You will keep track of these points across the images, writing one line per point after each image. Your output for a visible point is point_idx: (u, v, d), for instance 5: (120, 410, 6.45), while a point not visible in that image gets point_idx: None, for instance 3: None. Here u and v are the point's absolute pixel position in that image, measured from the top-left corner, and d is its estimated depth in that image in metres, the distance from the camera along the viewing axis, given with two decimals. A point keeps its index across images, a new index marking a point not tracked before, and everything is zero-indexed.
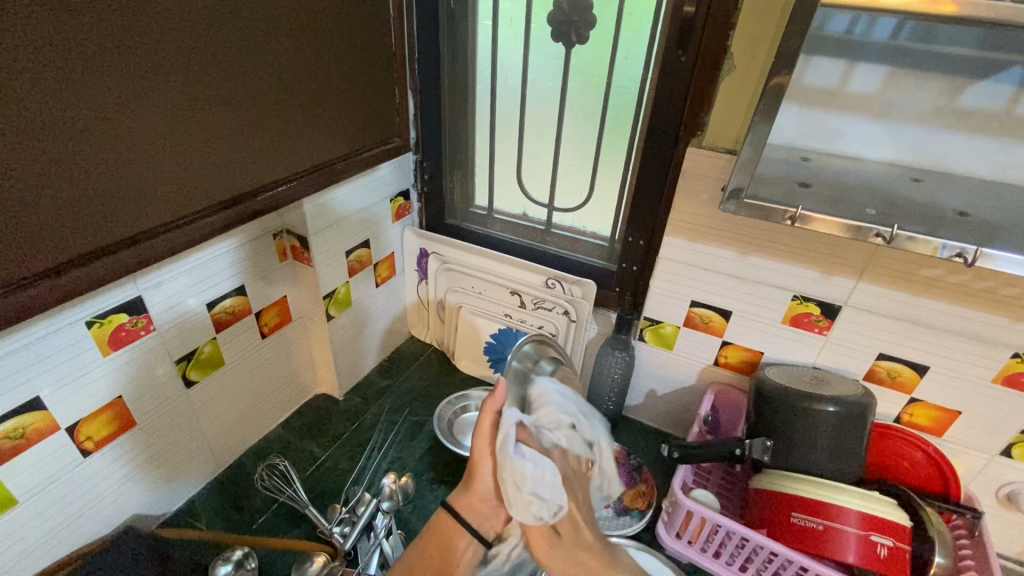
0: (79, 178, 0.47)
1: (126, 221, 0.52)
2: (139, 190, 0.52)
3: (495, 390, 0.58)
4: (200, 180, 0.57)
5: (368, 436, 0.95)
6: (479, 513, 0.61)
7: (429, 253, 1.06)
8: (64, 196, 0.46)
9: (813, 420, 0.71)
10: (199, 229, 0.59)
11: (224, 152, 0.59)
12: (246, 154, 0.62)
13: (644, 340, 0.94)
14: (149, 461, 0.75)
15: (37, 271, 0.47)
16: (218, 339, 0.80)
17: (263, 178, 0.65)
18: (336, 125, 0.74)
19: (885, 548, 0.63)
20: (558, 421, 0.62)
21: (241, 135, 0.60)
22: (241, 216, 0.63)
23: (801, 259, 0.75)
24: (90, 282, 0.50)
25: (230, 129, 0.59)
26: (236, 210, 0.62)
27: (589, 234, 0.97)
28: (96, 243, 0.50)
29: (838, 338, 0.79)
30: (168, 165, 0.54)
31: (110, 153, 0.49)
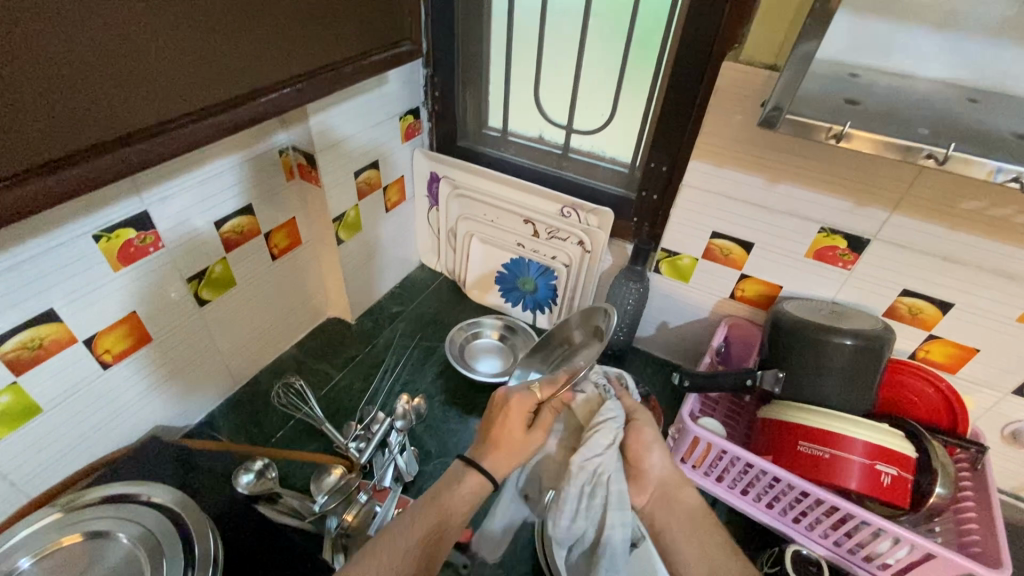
0: (66, 59, 0.42)
1: (122, 114, 0.47)
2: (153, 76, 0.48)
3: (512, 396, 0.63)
4: (200, 73, 0.52)
5: (380, 358, 0.97)
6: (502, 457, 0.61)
7: (440, 177, 1.02)
8: (48, 77, 0.41)
9: (828, 354, 0.70)
10: (204, 129, 0.54)
11: (227, 42, 0.53)
12: (252, 47, 0.56)
13: (660, 272, 0.92)
14: (168, 377, 0.77)
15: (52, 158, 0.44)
16: (229, 259, 0.79)
17: (269, 77, 0.59)
18: (344, 23, 0.67)
19: (888, 477, 0.63)
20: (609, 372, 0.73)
21: (250, 25, 0.54)
22: (249, 118, 0.58)
23: (832, 189, 0.72)
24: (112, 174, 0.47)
25: (237, 16, 0.53)
26: (243, 111, 0.57)
27: (608, 159, 0.93)
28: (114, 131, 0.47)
29: (862, 272, 0.77)
30: (183, 50, 0.49)
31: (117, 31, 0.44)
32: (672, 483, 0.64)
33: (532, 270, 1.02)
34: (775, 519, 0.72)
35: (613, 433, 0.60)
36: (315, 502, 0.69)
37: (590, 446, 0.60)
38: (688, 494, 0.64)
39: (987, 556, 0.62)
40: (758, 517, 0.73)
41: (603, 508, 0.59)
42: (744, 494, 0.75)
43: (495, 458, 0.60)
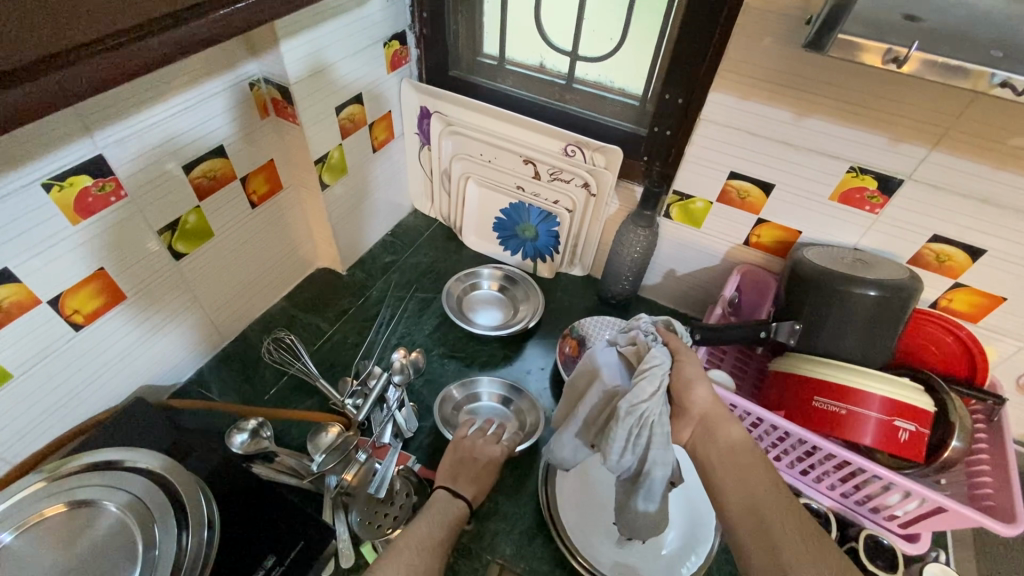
0: None
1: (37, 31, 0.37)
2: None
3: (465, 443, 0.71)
4: None
5: (375, 311, 0.92)
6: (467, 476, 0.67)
7: (431, 112, 0.93)
8: None
9: (849, 305, 0.66)
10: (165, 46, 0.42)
11: None
12: None
13: (670, 217, 0.86)
14: (148, 335, 0.73)
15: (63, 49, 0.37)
16: (203, 208, 0.72)
17: None
18: None
19: (906, 433, 0.61)
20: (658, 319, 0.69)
21: None
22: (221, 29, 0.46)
23: (868, 123, 0.64)
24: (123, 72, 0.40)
25: None
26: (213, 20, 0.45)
27: (617, 91, 0.85)
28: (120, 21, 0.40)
29: (890, 217, 0.71)
30: None
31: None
32: (716, 418, 0.62)
33: (532, 216, 0.96)
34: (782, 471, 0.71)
35: (659, 380, 0.59)
36: (313, 462, 0.67)
37: (635, 392, 0.59)
38: (734, 429, 0.61)
39: (1001, 510, 0.61)
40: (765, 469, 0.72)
41: (648, 443, 0.60)
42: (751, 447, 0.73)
43: (465, 480, 0.67)
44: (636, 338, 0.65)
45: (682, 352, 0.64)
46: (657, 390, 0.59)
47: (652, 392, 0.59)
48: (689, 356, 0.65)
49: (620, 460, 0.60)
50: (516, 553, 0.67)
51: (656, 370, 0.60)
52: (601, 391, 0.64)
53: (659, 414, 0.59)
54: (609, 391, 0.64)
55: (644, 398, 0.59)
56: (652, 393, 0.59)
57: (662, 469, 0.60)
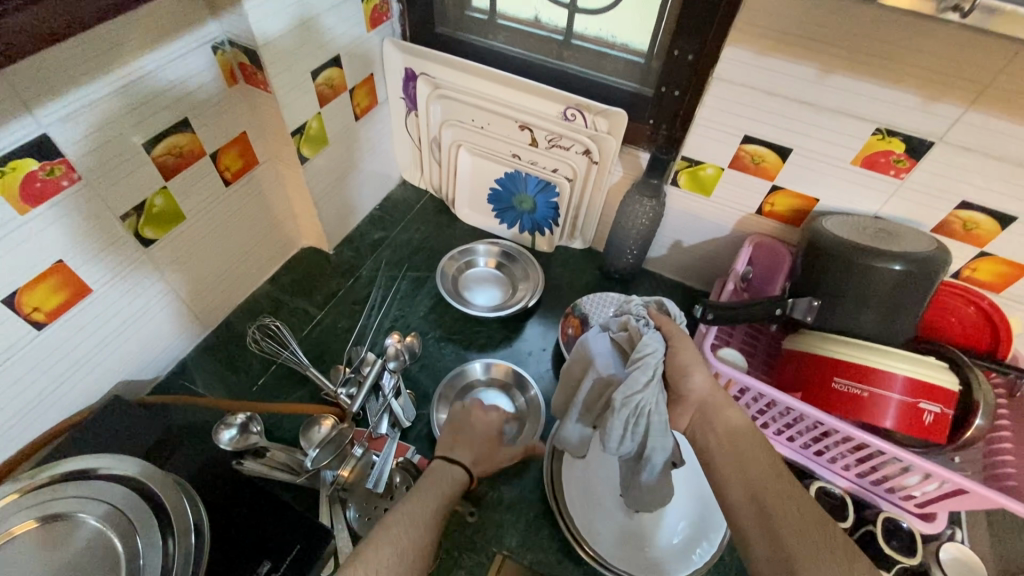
0: None
1: None
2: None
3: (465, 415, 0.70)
4: None
5: (365, 293, 0.87)
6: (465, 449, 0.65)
7: (417, 74, 0.85)
8: None
9: (873, 280, 0.61)
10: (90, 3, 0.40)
11: None
12: None
13: (678, 185, 0.80)
14: (122, 328, 0.68)
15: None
16: (170, 189, 0.66)
17: None
18: None
19: (930, 415, 0.58)
20: (648, 301, 0.66)
21: None
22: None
23: (900, 80, 0.58)
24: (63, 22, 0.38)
25: None
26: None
27: (619, 47, 0.77)
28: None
29: (916, 183, 0.66)
30: None
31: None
32: (714, 402, 0.59)
33: (529, 186, 0.90)
34: (795, 452, 0.69)
35: (653, 368, 0.56)
36: (307, 458, 0.63)
37: (628, 382, 0.56)
38: (733, 413, 0.58)
39: None
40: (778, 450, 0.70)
41: (647, 431, 0.57)
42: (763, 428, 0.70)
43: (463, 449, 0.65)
44: (628, 323, 0.62)
45: (678, 337, 0.61)
46: (652, 377, 0.56)
47: (646, 380, 0.56)
48: (684, 340, 0.61)
49: (620, 448, 0.58)
50: (522, 544, 0.65)
51: (650, 356, 0.57)
52: (595, 380, 0.61)
53: (656, 403, 0.56)
54: (603, 379, 0.61)
55: (639, 386, 0.55)
56: (646, 382, 0.56)
57: (662, 454, 0.58)
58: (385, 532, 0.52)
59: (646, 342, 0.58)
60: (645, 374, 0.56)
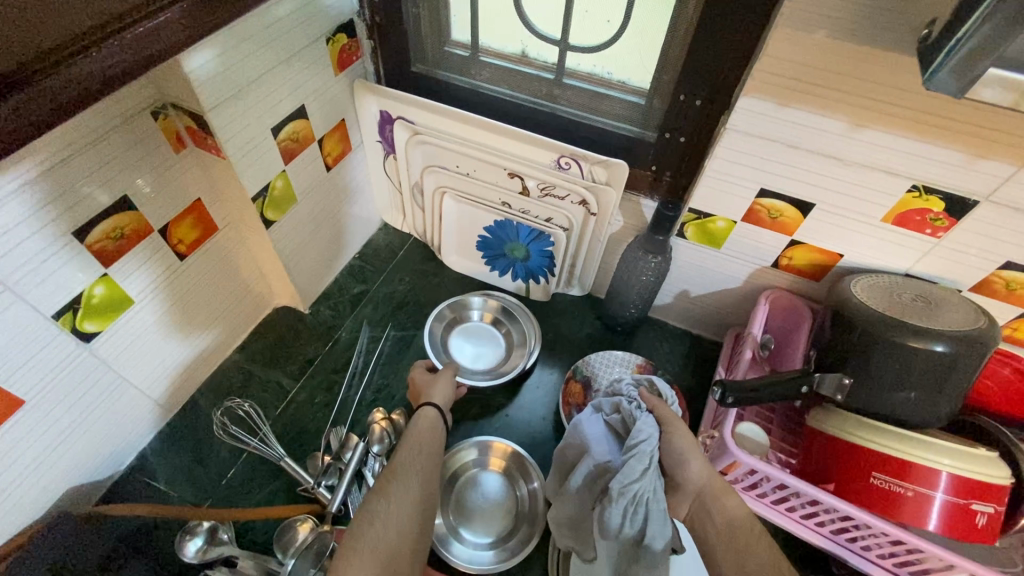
0: None
1: None
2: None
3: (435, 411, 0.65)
4: None
5: (346, 359, 0.80)
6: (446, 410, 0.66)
7: (393, 118, 0.77)
8: None
9: (912, 360, 0.55)
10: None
11: None
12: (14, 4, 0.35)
13: (685, 236, 0.73)
14: (67, 431, 0.60)
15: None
16: (112, 275, 0.58)
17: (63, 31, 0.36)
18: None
19: (982, 516, 0.52)
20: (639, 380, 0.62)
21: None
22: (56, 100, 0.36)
23: (943, 136, 0.51)
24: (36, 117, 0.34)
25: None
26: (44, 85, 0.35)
27: (617, 86, 0.69)
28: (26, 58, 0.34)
29: (955, 241, 0.59)
30: None
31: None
32: (713, 488, 0.51)
33: (521, 234, 0.82)
34: (825, 538, 0.62)
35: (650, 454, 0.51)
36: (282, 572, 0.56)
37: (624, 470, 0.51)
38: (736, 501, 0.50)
39: None
40: (806, 535, 0.63)
41: (647, 517, 0.51)
42: (789, 511, 0.63)
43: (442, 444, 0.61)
44: (620, 406, 0.58)
45: (673, 421, 0.55)
46: (646, 469, 0.51)
47: (641, 471, 0.51)
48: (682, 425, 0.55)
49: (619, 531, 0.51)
50: None
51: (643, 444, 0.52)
52: (590, 468, 0.55)
53: (655, 491, 0.50)
54: (597, 469, 0.55)
55: (634, 481, 0.50)
56: (641, 474, 0.51)
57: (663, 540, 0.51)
58: (389, 482, 0.52)
59: (636, 428, 0.53)
60: (638, 467, 0.51)
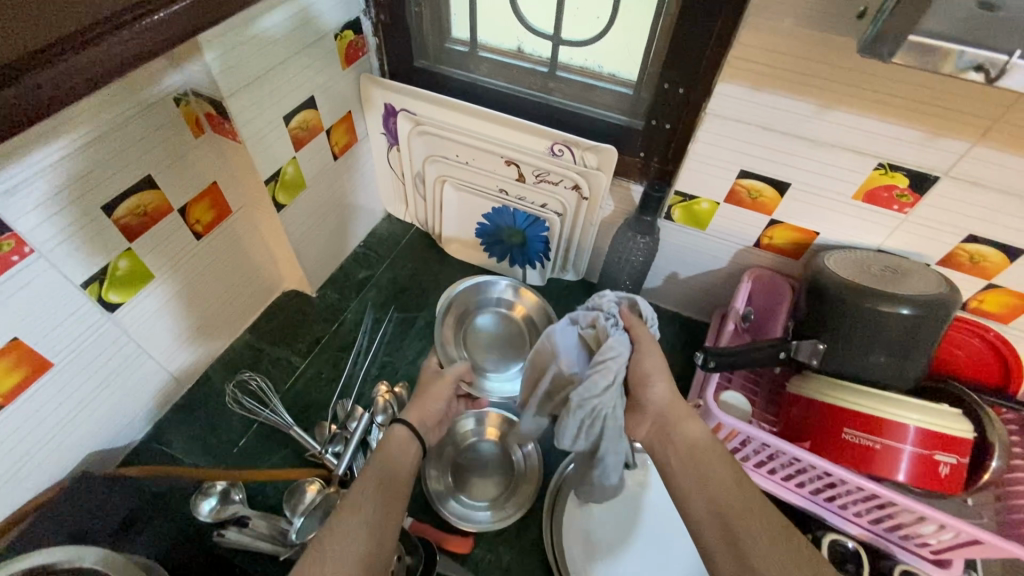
0: None
1: None
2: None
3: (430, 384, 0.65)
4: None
5: (351, 338, 0.84)
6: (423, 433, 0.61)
7: (397, 110, 0.81)
8: None
9: (881, 323, 0.59)
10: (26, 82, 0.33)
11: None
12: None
13: (672, 219, 0.77)
14: (91, 396, 0.64)
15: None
16: (136, 249, 0.62)
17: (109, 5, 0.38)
18: None
19: (947, 466, 0.55)
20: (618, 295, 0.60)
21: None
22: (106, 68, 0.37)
23: (904, 115, 0.55)
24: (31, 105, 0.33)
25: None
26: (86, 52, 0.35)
27: (607, 78, 0.74)
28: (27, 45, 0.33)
29: (921, 217, 0.63)
30: None
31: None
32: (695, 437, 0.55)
33: (518, 220, 0.86)
34: (805, 498, 0.66)
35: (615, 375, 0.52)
36: (291, 531, 0.59)
37: (586, 387, 0.52)
38: (695, 428, 0.54)
39: None
40: (787, 497, 0.66)
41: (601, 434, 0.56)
42: (771, 474, 0.67)
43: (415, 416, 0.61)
44: (597, 320, 0.57)
45: (646, 347, 0.56)
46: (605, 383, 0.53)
47: (601, 386, 0.53)
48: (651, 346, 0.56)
49: (572, 445, 0.57)
50: None
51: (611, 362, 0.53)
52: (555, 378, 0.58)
53: (612, 410, 0.54)
54: (563, 377, 0.57)
55: (592, 396, 0.53)
56: (600, 389, 0.53)
57: (615, 454, 0.58)
58: (332, 529, 0.46)
59: (607, 348, 0.53)
60: (599, 384, 0.52)
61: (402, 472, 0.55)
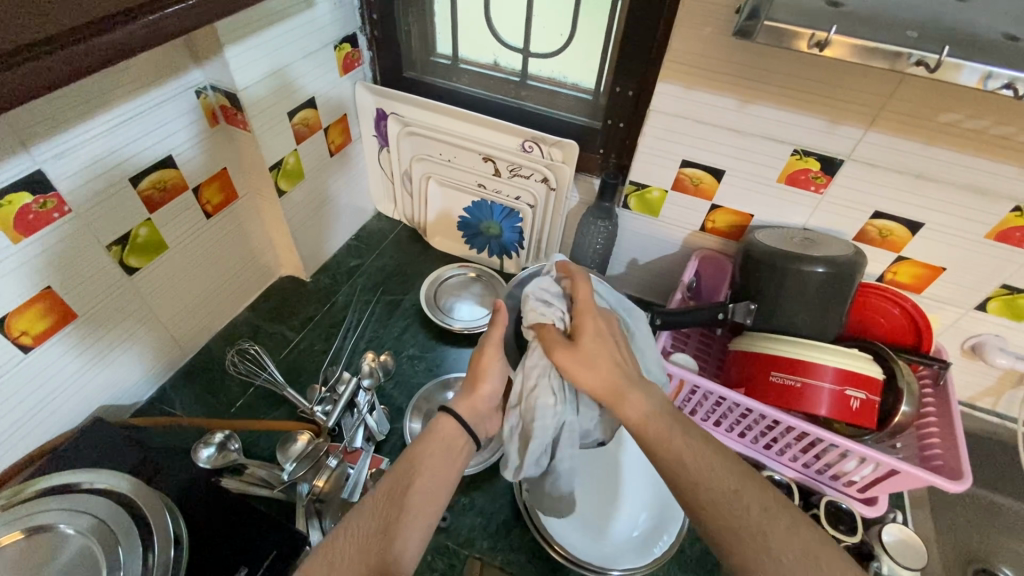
0: None
1: None
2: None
3: (479, 360, 0.63)
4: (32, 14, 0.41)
5: (341, 316, 0.92)
6: (474, 422, 0.61)
7: (388, 114, 0.93)
8: None
9: (802, 283, 0.68)
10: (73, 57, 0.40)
11: None
12: None
13: (629, 207, 0.88)
14: (108, 349, 0.71)
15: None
16: (155, 221, 0.71)
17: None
18: None
19: (857, 401, 0.65)
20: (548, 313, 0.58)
21: None
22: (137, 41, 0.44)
23: (808, 107, 0.67)
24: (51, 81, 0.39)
25: None
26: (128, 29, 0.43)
27: (570, 85, 0.86)
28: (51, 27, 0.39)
29: (834, 196, 0.74)
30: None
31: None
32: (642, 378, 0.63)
33: (495, 213, 0.96)
34: (747, 447, 0.75)
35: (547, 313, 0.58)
36: (284, 471, 0.67)
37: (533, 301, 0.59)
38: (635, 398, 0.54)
39: (948, 468, 0.65)
40: (731, 446, 0.76)
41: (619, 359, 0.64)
42: (716, 426, 0.77)
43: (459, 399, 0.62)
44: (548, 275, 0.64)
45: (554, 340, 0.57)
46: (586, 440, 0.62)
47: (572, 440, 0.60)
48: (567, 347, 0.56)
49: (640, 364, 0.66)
50: (492, 547, 0.69)
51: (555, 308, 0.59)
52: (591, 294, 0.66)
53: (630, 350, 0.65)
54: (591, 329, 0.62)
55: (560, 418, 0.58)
56: (556, 400, 0.57)
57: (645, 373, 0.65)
58: (335, 551, 0.46)
59: (553, 306, 0.59)
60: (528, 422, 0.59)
61: (429, 486, 0.54)
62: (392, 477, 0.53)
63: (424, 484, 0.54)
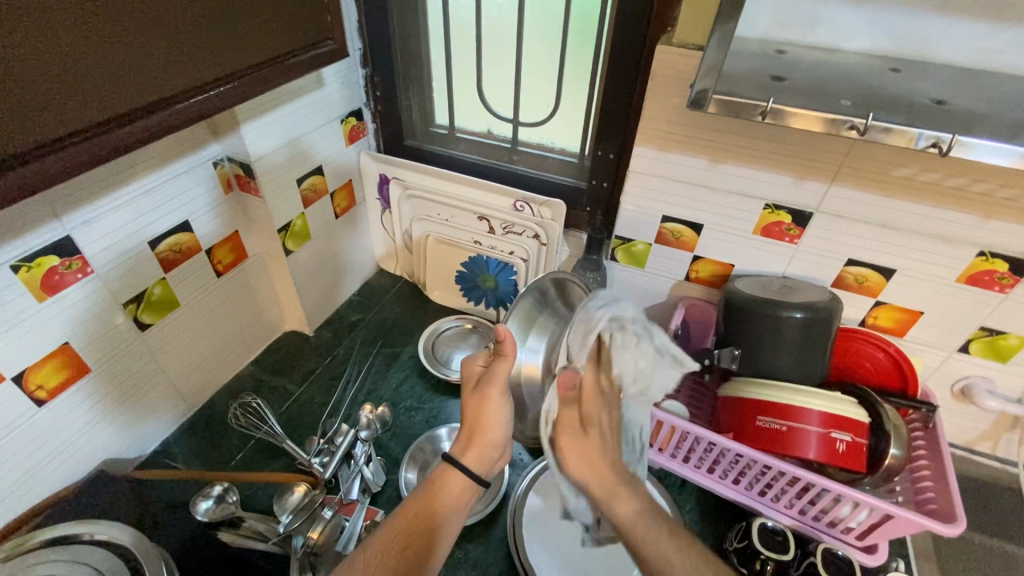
0: None
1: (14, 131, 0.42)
2: (116, 70, 0.46)
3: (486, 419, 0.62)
4: None
5: (341, 368, 0.95)
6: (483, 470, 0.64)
7: (390, 179, 1.00)
8: None
9: (781, 328, 0.71)
10: (115, 142, 0.47)
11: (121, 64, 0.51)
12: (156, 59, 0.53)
13: (616, 260, 0.92)
14: (117, 402, 0.74)
15: (10, 155, 0.41)
16: (169, 280, 0.75)
17: (190, 79, 0.52)
18: (272, 14, 0.59)
19: (843, 444, 0.65)
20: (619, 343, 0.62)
21: None
22: (170, 124, 0.52)
23: (776, 164, 0.72)
24: (81, 165, 0.46)
25: None
26: (164, 116, 0.51)
27: (557, 150, 0.93)
28: (89, 122, 0.45)
29: (808, 246, 0.78)
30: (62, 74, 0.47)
31: (58, 25, 0.41)
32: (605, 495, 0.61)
33: (491, 267, 1.01)
34: (741, 494, 0.75)
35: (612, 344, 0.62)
36: (280, 523, 0.67)
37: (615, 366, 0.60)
38: (622, 504, 0.60)
39: (943, 512, 0.65)
40: (725, 493, 0.76)
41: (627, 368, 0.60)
42: (709, 472, 0.77)
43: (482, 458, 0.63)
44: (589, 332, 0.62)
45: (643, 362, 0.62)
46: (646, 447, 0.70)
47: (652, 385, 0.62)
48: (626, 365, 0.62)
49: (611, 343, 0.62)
50: None
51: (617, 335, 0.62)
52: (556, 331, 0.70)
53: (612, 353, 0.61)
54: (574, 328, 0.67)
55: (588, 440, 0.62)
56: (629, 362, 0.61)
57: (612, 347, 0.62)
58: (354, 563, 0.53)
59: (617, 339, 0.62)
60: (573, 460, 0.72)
61: (438, 528, 0.58)
62: (396, 518, 0.57)
63: (449, 527, 0.59)
